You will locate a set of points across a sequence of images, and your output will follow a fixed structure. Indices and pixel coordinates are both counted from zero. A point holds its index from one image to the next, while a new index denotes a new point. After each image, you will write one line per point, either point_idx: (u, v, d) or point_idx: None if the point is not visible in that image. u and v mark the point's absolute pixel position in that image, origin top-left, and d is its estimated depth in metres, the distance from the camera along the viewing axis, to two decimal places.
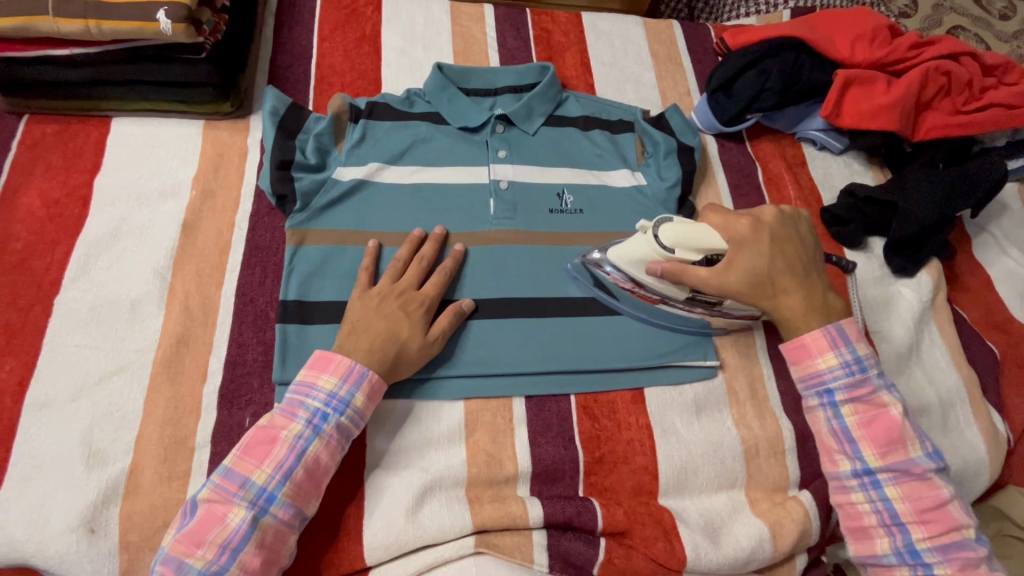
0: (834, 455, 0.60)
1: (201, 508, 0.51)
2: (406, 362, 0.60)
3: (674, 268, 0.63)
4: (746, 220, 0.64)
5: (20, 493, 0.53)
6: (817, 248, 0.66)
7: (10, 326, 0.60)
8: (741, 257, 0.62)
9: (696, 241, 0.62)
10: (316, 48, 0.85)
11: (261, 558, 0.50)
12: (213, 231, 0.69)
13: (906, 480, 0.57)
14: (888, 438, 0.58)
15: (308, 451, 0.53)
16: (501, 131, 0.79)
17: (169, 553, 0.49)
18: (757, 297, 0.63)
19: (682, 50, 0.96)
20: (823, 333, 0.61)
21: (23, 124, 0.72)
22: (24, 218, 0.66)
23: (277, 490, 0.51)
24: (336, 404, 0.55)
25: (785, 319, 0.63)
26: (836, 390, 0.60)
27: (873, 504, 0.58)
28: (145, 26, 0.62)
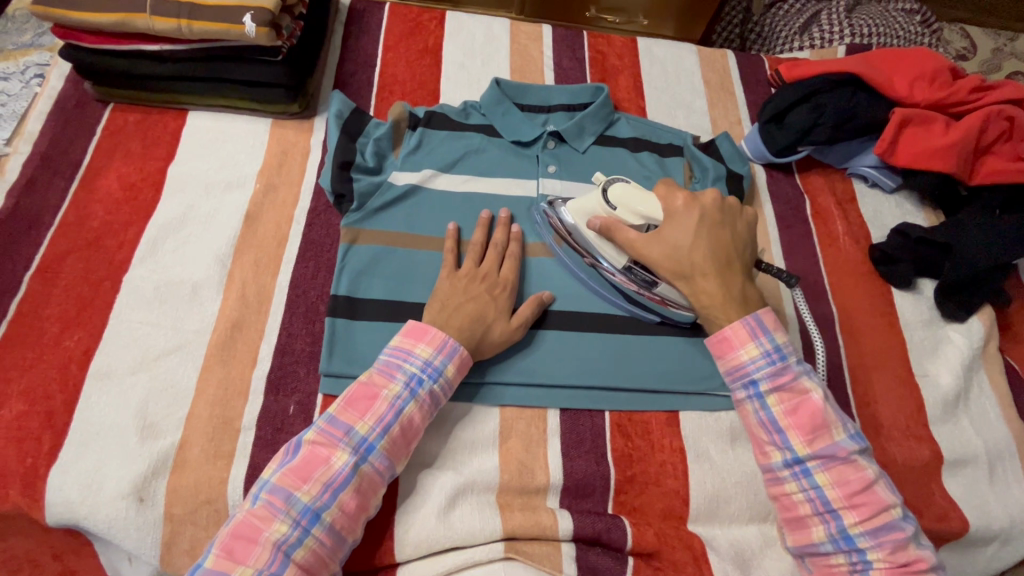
0: (765, 447, 0.59)
1: (305, 448, 0.53)
2: (489, 343, 0.62)
3: (611, 224, 0.67)
4: (683, 197, 0.66)
5: (78, 456, 0.56)
6: (748, 240, 0.67)
7: (81, 298, 0.64)
8: (669, 230, 0.65)
9: (637, 205, 0.66)
10: (380, 57, 0.89)
11: (355, 501, 0.52)
12: (273, 223, 0.72)
13: (835, 466, 0.56)
14: (812, 424, 0.57)
15: (406, 410, 0.55)
16: (552, 147, 0.81)
17: (275, 485, 0.51)
18: (676, 275, 0.64)
19: (735, 80, 0.97)
20: (741, 324, 0.60)
21: (108, 112, 0.77)
22: (103, 198, 0.70)
23: (376, 441, 0.54)
24: (431, 371, 0.58)
25: (700, 305, 0.63)
26: (760, 380, 0.59)
27: (805, 493, 0.57)
28: (232, 28, 0.67)
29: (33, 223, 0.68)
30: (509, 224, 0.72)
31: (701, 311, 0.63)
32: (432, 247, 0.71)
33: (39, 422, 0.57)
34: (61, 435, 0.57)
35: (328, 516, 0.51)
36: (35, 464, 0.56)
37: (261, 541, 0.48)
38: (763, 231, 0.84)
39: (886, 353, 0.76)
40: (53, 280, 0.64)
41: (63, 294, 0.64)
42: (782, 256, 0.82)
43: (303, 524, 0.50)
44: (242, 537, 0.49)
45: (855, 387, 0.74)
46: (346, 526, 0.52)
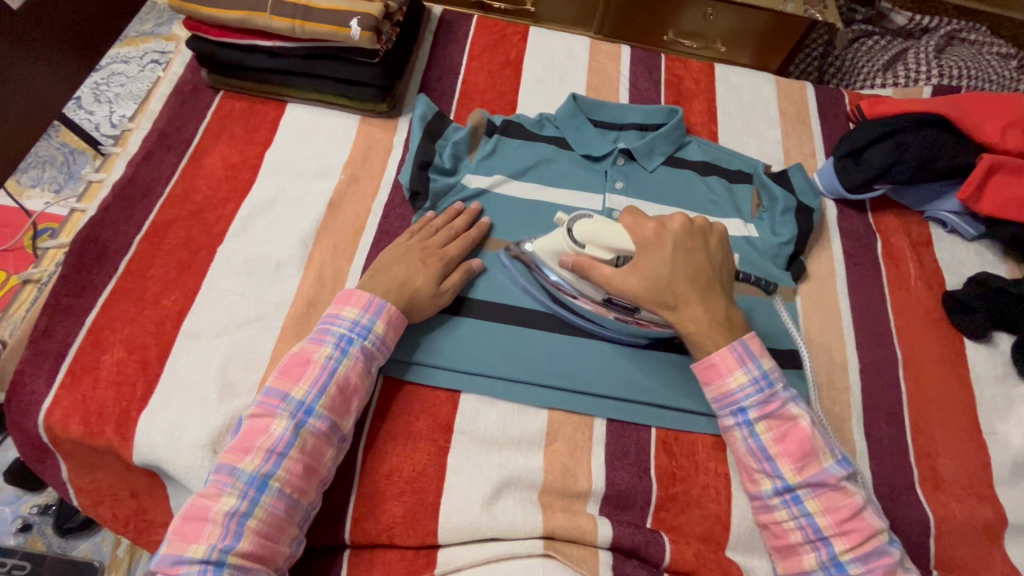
0: (754, 474, 0.59)
1: (246, 423, 0.56)
2: (419, 306, 0.66)
3: (583, 263, 0.64)
4: (652, 225, 0.63)
5: (164, 405, 0.62)
6: (723, 260, 0.66)
7: (180, 262, 0.70)
8: (646, 259, 0.63)
9: (606, 241, 0.63)
10: (464, 66, 0.93)
11: (302, 465, 0.55)
12: (352, 212, 0.77)
13: (824, 492, 0.57)
14: (802, 452, 0.57)
15: (339, 370, 0.59)
16: (621, 164, 0.83)
17: (220, 463, 0.54)
18: (659, 305, 0.63)
19: (812, 112, 0.96)
20: (729, 350, 0.60)
21: (217, 98, 0.84)
22: (207, 175, 0.77)
23: (314, 402, 0.57)
24: (359, 329, 0.62)
25: (688, 333, 0.62)
26: (749, 408, 0.60)
27: (796, 520, 0.57)
28: (339, 30, 0.72)
29: (146, 191, 0.75)
30: (475, 216, 0.75)
31: (689, 340, 0.62)
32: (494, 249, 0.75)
33: (135, 369, 0.63)
34: (152, 384, 0.63)
35: (276, 481, 0.53)
36: (128, 406, 0.61)
37: (210, 517, 0.51)
38: (829, 266, 0.82)
39: (953, 405, 0.73)
40: (158, 244, 0.71)
41: (166, 258, 0.70)
42: (847, 294, 0.80)
43: (251, 494, 0.52)
44: (194, 518, 0.51)
45: (915, 436, 0.71)
46: (297, 489, 0.55)
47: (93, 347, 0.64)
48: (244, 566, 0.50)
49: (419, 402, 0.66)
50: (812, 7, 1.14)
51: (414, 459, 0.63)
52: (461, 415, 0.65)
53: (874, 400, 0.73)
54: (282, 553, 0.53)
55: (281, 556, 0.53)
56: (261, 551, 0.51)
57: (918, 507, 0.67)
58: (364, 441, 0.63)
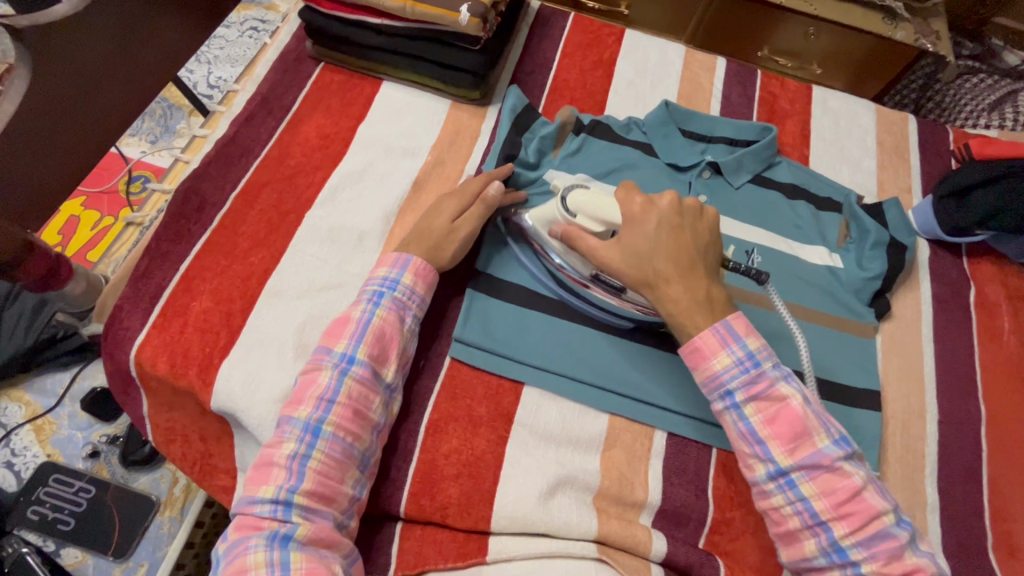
0: (747, 460, 0.56)
1: (300, 377, 0.59)
2: (446, 249, 0.68)
3: (572, 232, 0.64)
4: (640, 199, 0.61)
5: (243, 357, 0.64)
6: (710, 240, 0.61)
7: (271, 223, 0.73)
8: (627, 233, 0.60)
9: (596, 211, 0.64)
10: (557, 62, 0.93)
11: (350, 411, 0.56)
12: (435, 193, 0.78)
13: (819, 474, 0.53)
14: (793, 433, 0.54)
15: (373, 320, 0.61)
16: (707, 177, 0.81)
17: (281, 416, 0.56)
18: (638, 280, 0.60)
19: (913, 146, 0.92)
20: (711, 332, 0.56)
21: (318, 69, 0.87)
22: (302, 142, 0.80)
23: (354, 352, 0.58)
24: (390, 283, 0.64)
25: (666, 311, 0.59)
26: (735, 391, 0.56)
27: (793, 506, 0.53)
28: (448, 14, 0.74)
29: (245, 151, 0.78)
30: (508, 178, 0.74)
31: (669, 318, 0.59)
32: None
33: (219, 319, 0.66)
34: (234, 335, 0.65)
35: (329, 426, 0.55)
36: (211, 353, 0.64)
37: (277, 463, 0.53)
38: (915, 307, 0.79)
39: None
40: (252, 202, 0.74)
41: (257, 217, 0.73)
42: (932, 339, 0.77)
43: (308, 440, 0.54)
44: (263, 465, 0.54)
45: (994, 497, 0.67)
46: (350, 433, 0.56)
47: (184, 293, 0.67)
48: (311, 506, 0.51)
49: (483, 388, 0.66)
50: (923, 36, 1.09)
51: (473, 444, 0.63)
52: (523, 408, 0.65)
53: (953, 454, 0.69)
54: (345, 494, 0.55)
55: (345, 497, 0.54)
56: (324, 490, 0.53)
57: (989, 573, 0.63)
58: (426, 419, 0.64)
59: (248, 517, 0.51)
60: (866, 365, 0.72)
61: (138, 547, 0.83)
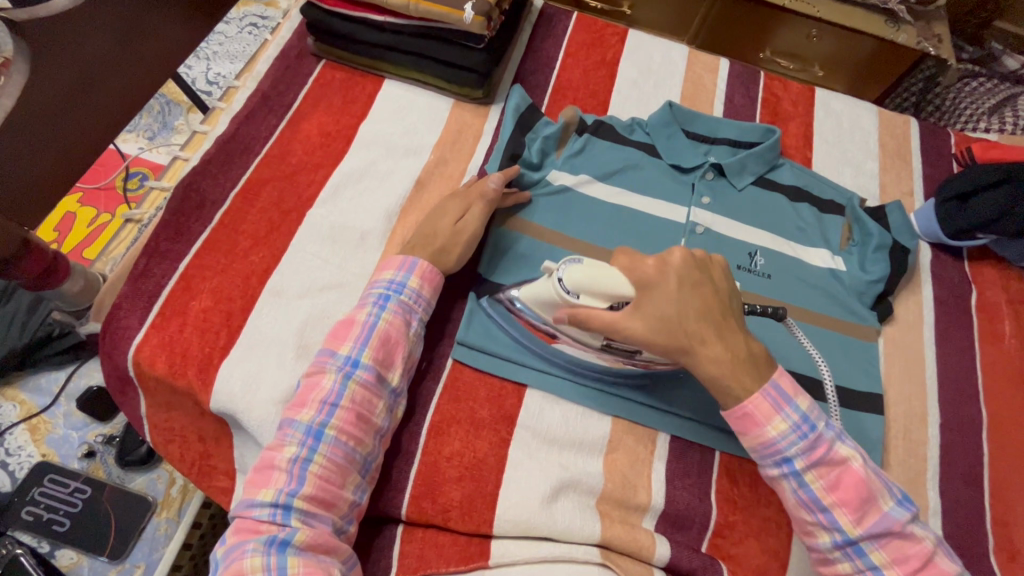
0: (809, 528, 0.54)
1: (303, 379, 0.58)
2: (449, 252, 0.67)
3: (579, 315, 0.56)
4: (652, 260, 0.56)
5: (243, 357, 0.63)
6: (731, 291, 0.58)
7: (271, 222, 0.72)
8: (647, 302, 0.55)
9: (602, 287, 0.55)
10: (560, 61, 0.93)
11: (353, 414, 0.56)
12: (437, 193, 0.78)
13: (888, 541, 0.51)
14: (859, 501, 0.52)
15: (379, 324, 0.60)
16: (710, 179, 0.81)
17: (283, 418, 0.56)
18: (673, 350, 0.54)
19: (915, 149, 0.92)
20: (762, 396, 0.54)
21: (319, 66, 0.86)
22: (303, 140, 0.79)
23: (359, 355, 0.58)
24: (396, 287, 0.63)
25: (712, 379, 0.54)
26: (794, 458, 0.53)
27: (861, 574, 0.52)
28: (452, 12, 0.73)
29: (245, 149, 0.77)
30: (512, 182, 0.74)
31: (714, 385, 0.55)
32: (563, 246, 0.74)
33: (219, 318, 0.65)
34: (234, 335, 0.65)
35: (331, 430, 0.54)
36: (210, 353, 0.63)
37: (277, 466, 0.52)
38: (917, 311, 0.79)
39: None
40: (252, 201, 0.73)
41: (258, 216, 0.72)
42: (933, 342, 0.77)
43: (310, 443, 0.53)
44: (263, 468, 0.53)
45: (995, 501, 0.67)
46: (352, 438, 0.55)
47: (184, 292, 0.66)
48: (309, 511, 0.51)
49: (486, 389, 0.66)
50: (924, 40, 1.09)
51: (476, 447, 0.63)
52: (526, 411, 0.65)
53: (955, 458, 0.69)
54: (345, 499, 0.54)
55: (345, 502, 0.54)
56: (324, 495, 0.52)
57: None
58: (428, 421, 0.64)
59: (246, 521, 0.50)
60: (868, 369, 0.72)
61: (134, 549, 0.82)
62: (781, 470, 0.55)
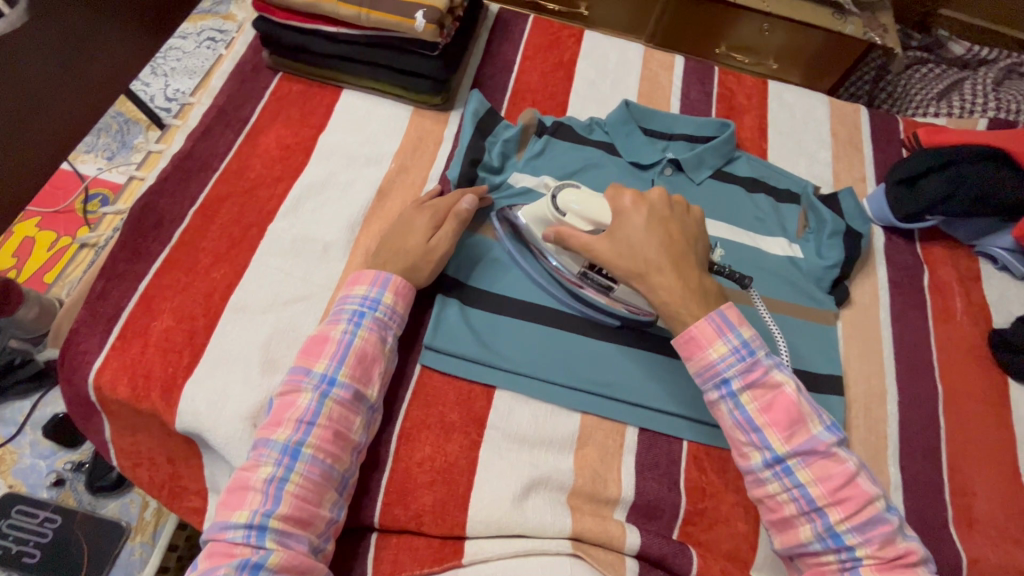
0: (743, 448, 0.56)
1: (277, 401, 0.58)
2: (420, 266, 0.67)
3: (563, 232, 0.65)
4: (631, 195, 0.64)
5: (208, 376, 0.63)
6: (701, 235, 0.64)
7: (232, 237, 0.72)
8: (619, 227, 0.62)
9: (586, 210, 0.64)
10: (518, 64, 0.94)
11: (330, 432, 0.56)
12: (400, 201, 0.78)
13: (815, 461, 0.54)
14: (789, 419, 0.55)
15: (355, 342, 0.60)
16: (668, 174, 0.83)
17: (258, 439, 0.56)
18: (631, 273, 0.61)
19: (865, 136, 0.95)
20: (707, 321, 0.58)
21: (276, 80, 0.86)
22: (262, 154, 0.78)
23: (335, 373, 0.58)
24: (370, 303, 0.63)
25: (663, 303, 0.60)
26: (732, 380, 0.57)
27: (789, 493, 0.54)
28: (404, 21, 0.74)
29: (203, 165, 0.77)
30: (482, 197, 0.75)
31: (667, 311, 0.60)
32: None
33: (182, 337, 0.65)
34: (197, 353, 0.64)
35: (308, 449, 0.54)
36: (174, 373, 0.63)
37: (251, 487, 0.52)
38: (873, 293, 0.81)
39: (993, 444, 0.72)
40: (211, 218, 0.73)
41: (218, 232, 0.72)
42: (889, 323, 0.79)
43: (286, 462, 0.53)
44: (237, 489, 0.53)
45: (953, 473, 0.70)
46: (330, 456, 0.55)
47: (144, 313, 0.66)
48: (285, 530, 0.51)
49: (455, 393, 0.67)
50: (871, 30, 1.13)
51: (447, 450, 0.63)
52: (496, 412, 0.66)
53: (913, 433, 0.72)
54: (323, 517, 0.54)
55: (323, 520, 0.54)
56: (300, 514, 0.52)
57: (950, 546, 0.65)
58: (398, 428, 0.64)
59: (220, 543, 0.50)
60: (828, 352, 0.74)
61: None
62: (720, 394, 0.58)
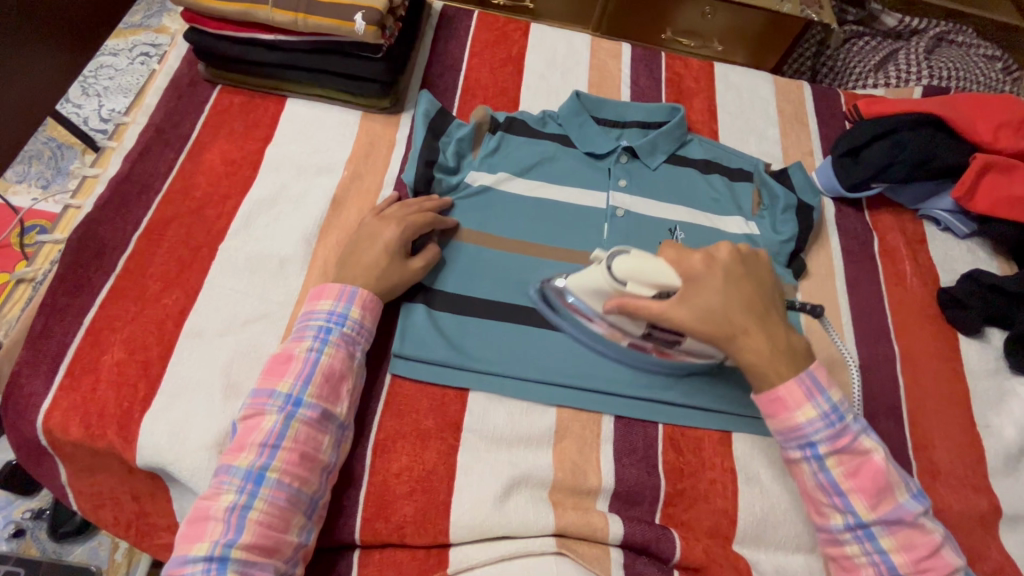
0: (823, 509, 0.57)
1: (240, 424, 0.56)
2: (393, 287, 0.66)
3: (627, 303, 0.60)
4: (700, 256, 0.60)
5: (168, 407, 0.60)
6: (773, 286, 0.63)
7: (181, 260, 0.69)
8: (697, 293, 0.59)
9: (650, 277, 0.59)
10: (466, 62, 0.93)
11: (297, 455, 0.54)
12: (356, 210, 0.76)
13: (899, 529, 0.55)
14: (877, 488, 0.55)
15: (322, 359, 0.59)
16: (624, 162, 0.83)
17: (220, 465, 0.54)
18: (714, 336, 0.58)
19: (809, 111, 0.97)
20: (796, 383, 0.57)
21: (215, 93, 0.82)
22: (206, 171, 0.75)
23: (301, 393, 0.57)
24: (337, 318, 0.62)
25: (751, 366, 0.58)
26: (819, 443, 0.56)
27: (868, 557, 0.55)
28: (343, 25, 0.72)
29: (143, 187, 0.73)
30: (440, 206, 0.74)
31: (752, 373, 0.58)
32: (493, 247, 0.74)
33: (136, 369, 0.62)
34: (153, 385, 0.61)
35: (273, 473, 0.53)
36: (130, 408, 0.60)
37: (212, 516, 0.51)
38: (828, 263, 0.84)
39: (949, 399, 0.75)
40: (158, 242, 0.70)
41: (166, 256, 0.69)
42: (845, 291, 0.82)
43: (249, 489, 0.52)
44: (198, 519, 0.51)
45: (914, 430, 0.73)
46: (297, 479, 0.54)
47: (93, 347, 0.63)
48: (248, 560, 0.49)
49: (427, 400, 0.66)
50: (808, 8, 1.16)
51: (424, 459, 0.62)
52: (470, 414, 0.65)
53: (875, 395, 0.75)
54: (289, 542, 0.52)
55: (290, 545, 0.52)
56: (265, 541, 0.50)
57: None
58: (372, 442, 0.63)
59: None
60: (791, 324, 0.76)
61: None
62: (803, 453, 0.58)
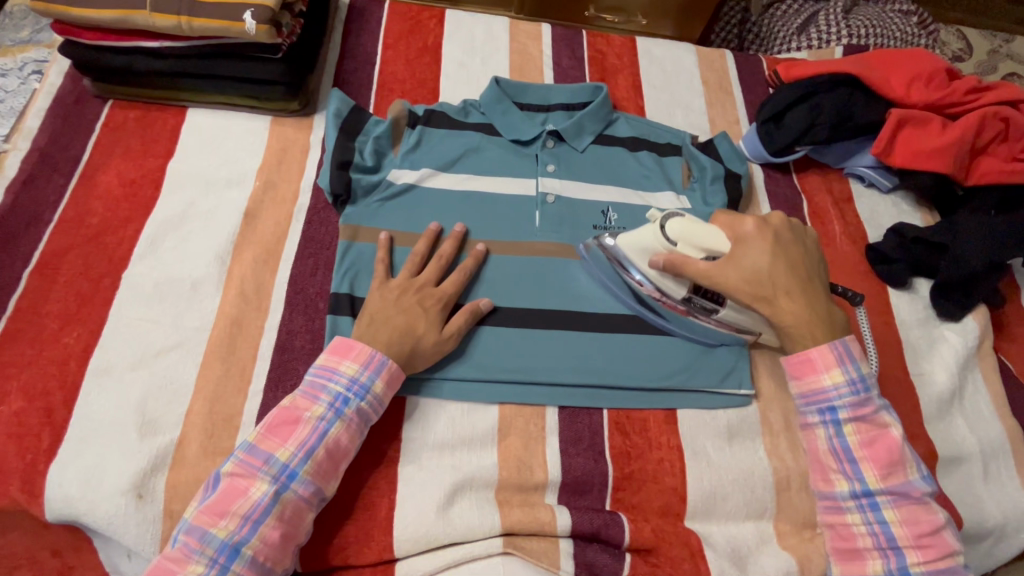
0: (830, 475, 0.61)
1: (223, 481, 0.52)
2: (429, 355, 0.62)
3: (675, 261, 0.64)
4: (752, 221, 0.66)
5: (77, 453, 0.56)
6: (820, 261, 0.68)
7: (80, 294, 0.64)
8: (744, 256, 0.64)
9: (699, 239, 0.64)
10: (380, 55, 0.89)
11: (280, 532, 0.52)
12: (272, 221, 0.72)
13: (905, 504, 0.58)
14: (889, 460, 0.58)
15: (330, 432, 0.55)
16: (551, 146, 0.81)
17: (193, 525, 0.50)
18: (755, 296, 0.63)
19: (733, 79, 0.97)
20: (830, 348, 0.61)
21: (106, 109, 0.77)
22: (102, 196, 0.70)
23: (299, 466, 0.53)
24: (357, 389, 0.57)
25: (786, 327, 0.63)
26: (840, 408, 0.60)
27: (868, 526, 0.58)
28: (232, 26, 0.67)
29: (33, 219, 0.68)
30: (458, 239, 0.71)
31: (787, 333, 0.63)
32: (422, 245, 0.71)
33: (38, 418, 0.57)
34: (58, 432, 0.57)
35: (248, 549, 0.50)
36: (33, 460, 0.56)
37: None
38: None
39: (882, 353, 0.77)
40: (52, 278, 0.64)
41: (62, 291, 0.64)
42: None
43: (220, 562, 0.49)
44: None
45: None
46: (271, 558, 0.51)
47: None
48: None
49: None
50: None
51: (363, 474, 0.60)
52: (408, 421, 0.63)
53: None
54: None
55: None
56: None
57: None
58: None
59: None
60: None
61: None
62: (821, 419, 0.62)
